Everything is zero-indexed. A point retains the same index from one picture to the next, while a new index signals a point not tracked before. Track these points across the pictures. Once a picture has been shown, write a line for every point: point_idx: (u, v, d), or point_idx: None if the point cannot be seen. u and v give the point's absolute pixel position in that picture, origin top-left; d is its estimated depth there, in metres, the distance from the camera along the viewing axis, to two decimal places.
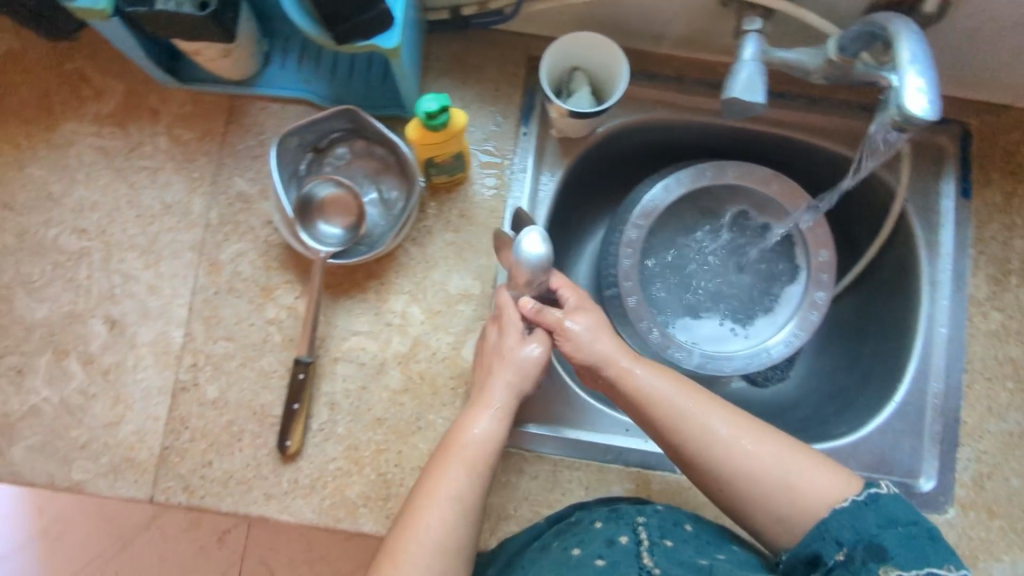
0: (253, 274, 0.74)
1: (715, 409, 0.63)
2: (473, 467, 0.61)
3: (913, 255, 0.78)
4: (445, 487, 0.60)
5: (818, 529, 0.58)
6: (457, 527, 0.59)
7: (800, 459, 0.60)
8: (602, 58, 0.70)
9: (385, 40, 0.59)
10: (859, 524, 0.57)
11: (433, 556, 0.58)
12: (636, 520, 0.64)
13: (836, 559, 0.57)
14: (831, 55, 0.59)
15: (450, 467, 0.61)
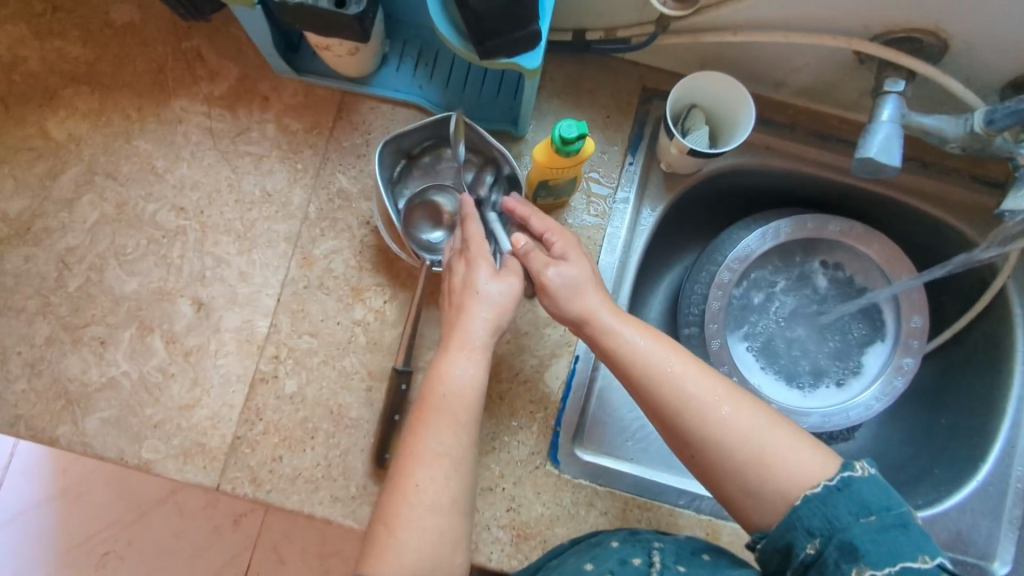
0: (345, 272, 0.73)
1: (712, 381, 0.59)
2: (461, 420, 0.58)
3: (1009, 332, 0.76)
4: (431, 441, 0.57)
5: (789, 517, 0.55)
6: (452, 483, 0.57)
7: (772, 438, 0.57)
8: (725, 100, 0.70)
9: (528, 60, 0.59)
10: (831, 513, 0.53)
11: (430, 517, 0.56)
12: (651, 544, 0.63)
13: (809, 552, 0.54)
14: (975, 127, 0.59)
15: (436, 419, 0.58)
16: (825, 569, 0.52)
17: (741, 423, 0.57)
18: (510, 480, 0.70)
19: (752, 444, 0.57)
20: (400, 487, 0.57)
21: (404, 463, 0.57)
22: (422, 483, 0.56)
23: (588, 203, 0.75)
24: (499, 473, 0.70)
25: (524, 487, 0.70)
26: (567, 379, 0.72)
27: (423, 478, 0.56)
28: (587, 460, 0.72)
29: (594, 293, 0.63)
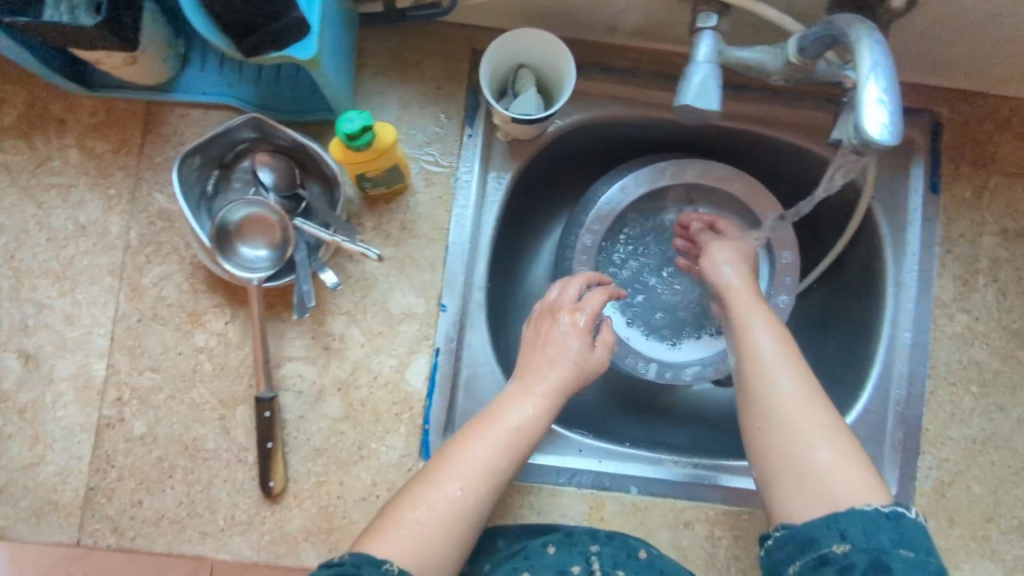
0: (178, 298, 0.69)
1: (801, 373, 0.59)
2: (508, 441, 0.60)
3: (878, 255, 0.75)
4: (474, 447, 0.59)
5: (827, 518, 0.52)
6: (482, 494, 0.58)
7: (836, 445, 0.55)
8: (548, 55, 0.64)
9: (300, 51, 0.52)
10: (872, 534, 0.51)
11: (446, 518, 0.56)
12: (589, 549, 0.64)
13: (835, 551, 0.51)
14: (791, 57, 0.54)
15: (489, 429, 0.60)
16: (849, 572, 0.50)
17: (817, 419, 0.56)
18: (384, 487, 0.68)
19: (827, 434, 0.55)
20: (417, 491, 0.57)
21: (436, 468, 0.58)
22: (450, 484, 0.57)
23: (428, 185, 0.70)
24: (372, 481, 0.68)
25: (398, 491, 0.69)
26: (430, 375, 0.69)
27: (454, 487, 0.57)
28: None
29: (741, 286, 0.65)
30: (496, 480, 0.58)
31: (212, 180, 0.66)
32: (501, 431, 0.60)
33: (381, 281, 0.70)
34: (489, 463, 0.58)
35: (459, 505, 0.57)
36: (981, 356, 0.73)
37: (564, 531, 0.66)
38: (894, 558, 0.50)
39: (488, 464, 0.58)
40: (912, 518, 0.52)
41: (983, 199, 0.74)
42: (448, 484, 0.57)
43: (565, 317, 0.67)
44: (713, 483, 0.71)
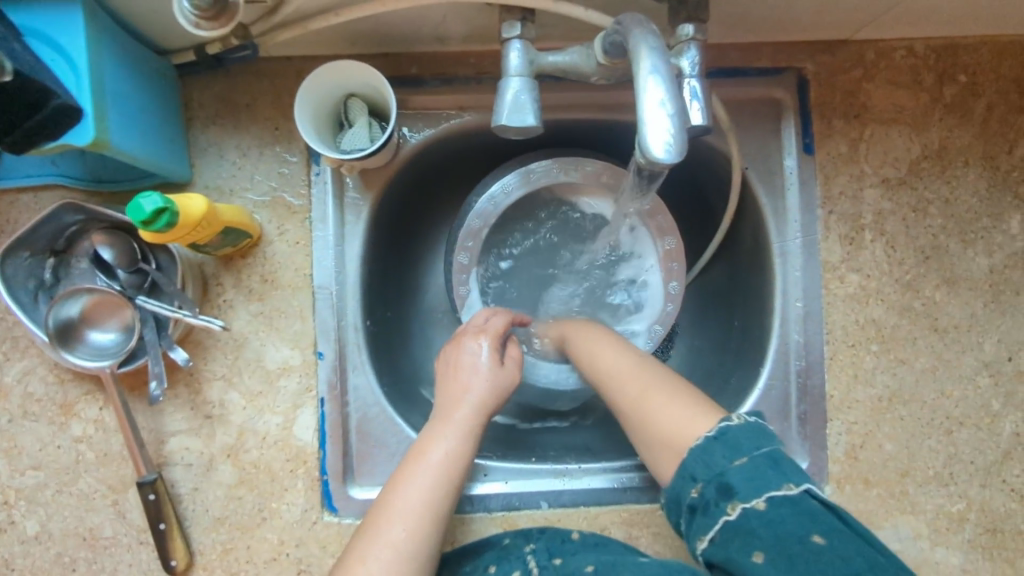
0: (47, 391, 0.66)
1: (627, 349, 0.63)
2: (438, 477, 0.57)
3: (761, 225, 0.73)
4: (408, 488, 0.56)
5: (679, 472, 0.53)
6: (427, 533, 0.55)
7: (675, 400, 0.56)
8: (373, 82, 0.61)
9: (78, 136, 0.50)
10: (710, 460, 0.51)
11: (397, 564, 0.53)
12: (525, 551, 0.65)
13: (692, 498, 0.51)
14: (598, 59, 0.51)
15: (416, 466, 0.58)
16: (706, 512, 0.50)
17: (649, 381, 0.59)
18: (292, 544, 0.67)
19: (642, 384, 0.59)
20: (360, 551, 0.54)
21: (371, 522, 0.55)
22: (392, 531, 0.54)
23: (283, 233, 0.68)
24: (278, 542, 0.67)
25: (307, 546, 0.67)
26: (318, 427, 0.68)
27: (398, 531, 0.54)
28: (363, 498, 0.68)
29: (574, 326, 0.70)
30: (438, 514, 0.56)
31: (48, 268, 0.63)
32: (428, 468, 0.57)
33: (252, 340, 0.67)
34: (426, 499, 0.56)
35: (410, 550, 0.54)
36: (878, 314, 0.71)
37: (500, 544, 0.66)
38: (733, 474, 0.49)
39: (428, 505, 0.56)
40: (736, 425, 0.51)
41: (859, 152, 0.71)
42: (391, 531, 0.54)
43: (471, 342, 0.64)
44: (624, 485, 0.70)
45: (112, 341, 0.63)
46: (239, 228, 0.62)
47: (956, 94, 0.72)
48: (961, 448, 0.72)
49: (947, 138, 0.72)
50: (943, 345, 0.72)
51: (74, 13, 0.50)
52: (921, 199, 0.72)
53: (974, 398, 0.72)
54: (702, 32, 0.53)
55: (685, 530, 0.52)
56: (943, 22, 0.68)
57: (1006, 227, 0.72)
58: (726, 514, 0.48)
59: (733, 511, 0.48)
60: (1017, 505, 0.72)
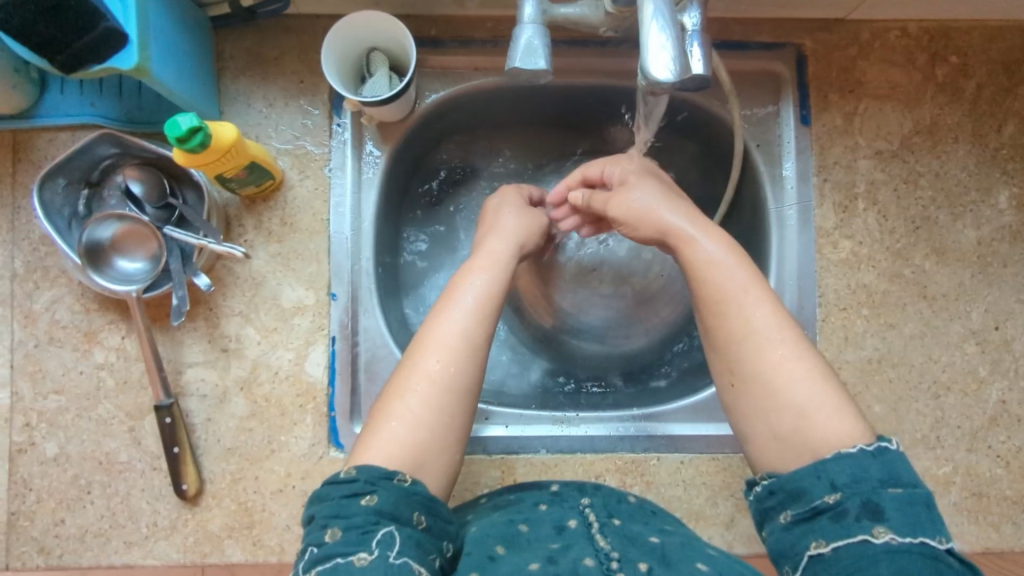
0: (73, 319, 0.70)
1: (761, 298, 0.56)
2: (472, 310, 0.59)
3: (759, 192, 0.76)
4: (446, 325, 0.58)
5: (814, 467, 0.50)
6: (459, 362, 0.57)
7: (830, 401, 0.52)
8: (395, 34, 0.66)
9: (124, 61, 0.54)
10: (860, 475, 0.49)
11: (434, 391, 0.56)
12: (581, 504, 0.62)
13: (825, 500, 0.49)
14: (608, 8, 0.55)
15: (452, 305, 0.60)
16: (843, 523, 0.48)
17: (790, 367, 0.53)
18: (298, 476, 0.70)
19: (788, 363, 0.54)
20: (397, 390, 0.57)
21: (409, 360, 0.57)
22: (426, 366, 0.56)
23: (305, 180, 0.72)
24: (285, 473, 0.70)
25: (313, 479, 0.70)
26: (329, 364, 0.71)
27: (432, 366, 0.56)
28: None
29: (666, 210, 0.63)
30: (470, 347, 0.58)
31: (81, 200, 0.67)
32: (465, 306, 0.59)
33: (269, 278, 0.71)
34: (462, 329, 0.58)
35: (449, 383, 0.56)
36: (869, 279, 0.74)
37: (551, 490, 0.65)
38: (883, 497, 0.48)
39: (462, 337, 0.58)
40: (897, 451, 0.49)
41: (853, 125, 0.75)
42: (422, 365, 0.57)
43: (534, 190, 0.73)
44: (620, 433, 0.73)
45: (139, 267, 0.67)
46: (263, 167, 0.65)
47: (947, 73, 0.76)
48: (948, 412, 0.74)
49: (939, 116, 0.75)
50: (932, 312, 0.74)
51: None
52: (913, 172, 0.75)
53: (961, 364, 0.74)
54: None
55: (781, 519, 0.51)
56: (935, 2, 0.72)
57: (995, 201, 0.75)
58: (871, 536, 0.46)
59: (878, 534, 0.46)
60: (1001, 471, 0.73)
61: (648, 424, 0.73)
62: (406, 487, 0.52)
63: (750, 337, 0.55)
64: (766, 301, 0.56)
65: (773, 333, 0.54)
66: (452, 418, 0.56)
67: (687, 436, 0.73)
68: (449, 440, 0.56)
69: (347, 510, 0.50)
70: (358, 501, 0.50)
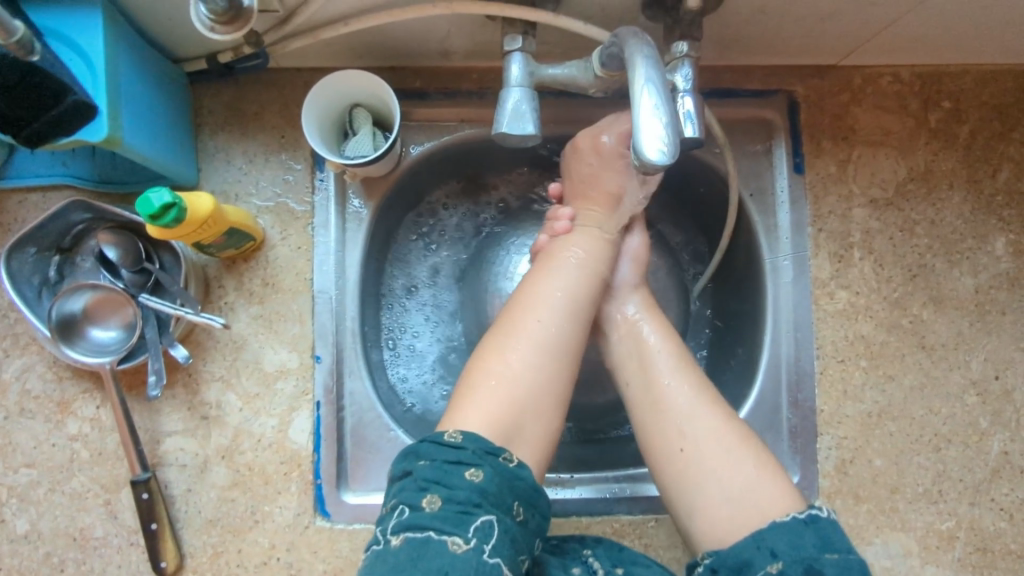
0: (44, 389, 0.67)
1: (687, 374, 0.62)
2: (561, 299, 0.61)
3: (753, 242, 0.74)
4: (551, 286, 0.62)
5: (753, 539, 0.53)
6: (557, 325, 0.60)
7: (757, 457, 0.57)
8: (378, 92, 0.64)
9: (92, 132, 0.51)
10: (797, 541, 0.52)
11: (517, 381, 0.57)
12: (585, 555, 0.61)
13: (768, 571, 0.51)
14: (596, 70, 0.53)
15: (556, 273, 0.63)
16: None
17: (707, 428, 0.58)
18: (283, 548, 0.67)
19: (727, 436, 0.58)
20: (496, 346, 0.59)
21: (490, 347, 0.59)
22: (534, 325, 0.60)
23: (287, 238, 0.69)
24: (269, 546, 0.67)
25: (298, 551, 0.67)
26: (314, 430, 0.68)
27: (533, 329, 0.60)
28: (355, 503, 0.68)
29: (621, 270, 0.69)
30: (577, 314, 0.62)
31: (53, 266, 0.64)
32: (572, 271, 0.63)
33: (251, 341, 0.68)
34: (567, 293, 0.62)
35: (547, 348, 0.59)
36: (867, 330, 0.73)
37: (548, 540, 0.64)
38: (822, 563, 0.50)
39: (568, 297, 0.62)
40: (828, 517, 0.53)
41: (847, 172, 0.74)
42: (529, 325, 0.60)
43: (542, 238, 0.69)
44: (617, 495, 0.70)
45: (113, 337, 0.64)
46: (242, 231, 0.63)
47: (940, 119, 0.75)
48: (950, 465, 0.72)
49: (932, 162, 0.74)
50: (931, 362, 0.73)
51: (93, 15, 0.52)
52: (908, 219, 0.74)
53: (962, 416, 0.73)
54: (696, 49, 0.56)
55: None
56: (927, 50, 0.71)
57: (991, 248, 0.74)
58: None
59: None
60: (1006, 525, 0.72)
61: (646, 485, 0.71)
62: (511, 466, 0.52)
63: (682, 412, 0.60)
64: (686, 375, 0.62)
65: (693, 409, 0.59)
66: (549, 378, 0.58)
67: None
68: (546, 402, 0.58)
69: (450, 481, 0.50)
70: (462, 474, 0.50)
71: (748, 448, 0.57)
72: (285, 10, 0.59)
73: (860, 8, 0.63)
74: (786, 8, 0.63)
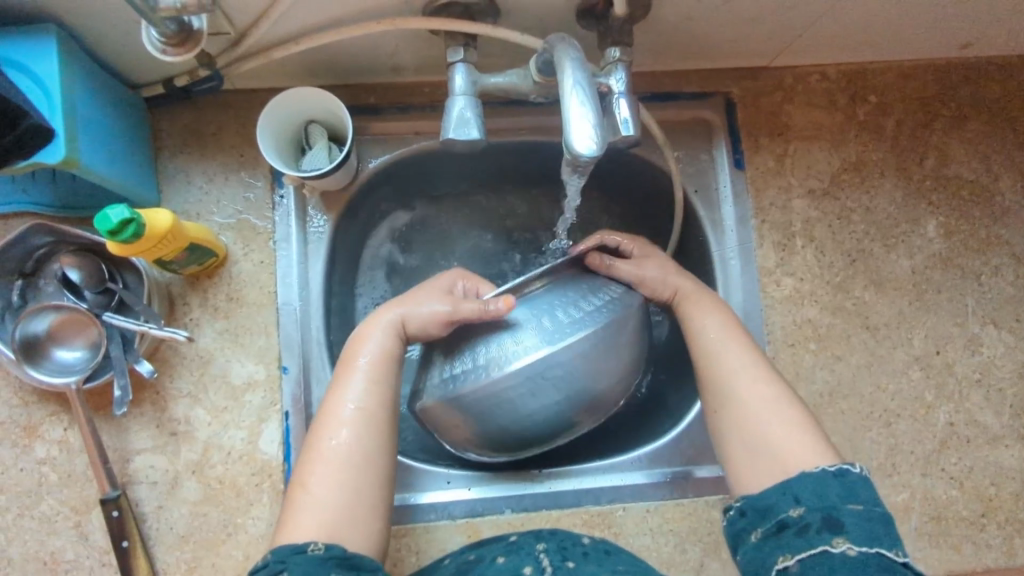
0: (10, 414, 0.67)
1: (744, 347, 0.64)
2: (374, 372, 0.61)
3: (702, 237, 0.78)
4: (342, 399, 0.59)
5: (782, 487, 0.55)
6: (365, 451, 0.58)
7: (784, 415, 0.59)
8: (332, 107, 0.66)
9: (49, 154, 0.54)
10: (824, 491, 0.53)
11: (338, 471, 0.56)
12: (536, 549, 0.61)
13: (790, 516, 0.53)
14: (535, 77, 0.57)
15: (349, 372, 0.61)
16: (805, 532, 0.52)
17: (757, 389, 0.61)
18: (257, 559, 0.67)
19: (771, 416, 0.59)
20: (331, 401, 0.60)
21: (313, 440, 0.58)
22: (334, 440, 0.57)
23: (248, 253, 0.71)
24: (243, 558, 0.67)
25: None
26: (283, 440, 0.69)
27: (334, 440, 0.57)
28: None
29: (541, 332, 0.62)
30: (376, 424, 0.59)
31: (16, 291, 0.65)
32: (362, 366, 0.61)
33: (217, 356, 0.70)
34: (358, 405, 0.59)
35: (356, 456, 0.57)
36: (813, 314, 0.76)
37: (509, 540, 0.65)
38: (845, 512, 0.52)
39: (360, 412, 0.59)
40: (859, 473, 0.54)
41: (784, 166, 0.78)
42: (325, 445, 0.57)
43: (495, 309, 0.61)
44: (584, 486, 0.73)
45: (76, 357, 0.65)
46: (203, 247, 0.65)
47: (868, 113, 0.79)
48: (901, 438, 0.76)
49: (864, 153, 0.79)
50: (876, 342, 0.77)
51: (48, 47, 0.55)
52: (845, 207, 0.78)
53: (908, 391, 0.76)
54: (628, 54, 0.59)
55: (753, 538, 0.55)
56: (848, 48, 0.76)
57: (923, 231, 0.78)
58: (829, 545, 0.50)
59: (836, 543, 0.50)
60: (957, 493, 0.75)
61: (611, 474, 0.73)
62: (319, 554, 0.52)
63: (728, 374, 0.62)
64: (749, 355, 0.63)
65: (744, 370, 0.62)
66: (366, 493, 0.57)
67: (653, 483, 0.73)
68: (363, 502, 0.56)
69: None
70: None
71: (769, 385, 0.61)
72: (236, 33, 0.62)
73: (779, 11, 0.68)
74: (712, 13, 0.68)
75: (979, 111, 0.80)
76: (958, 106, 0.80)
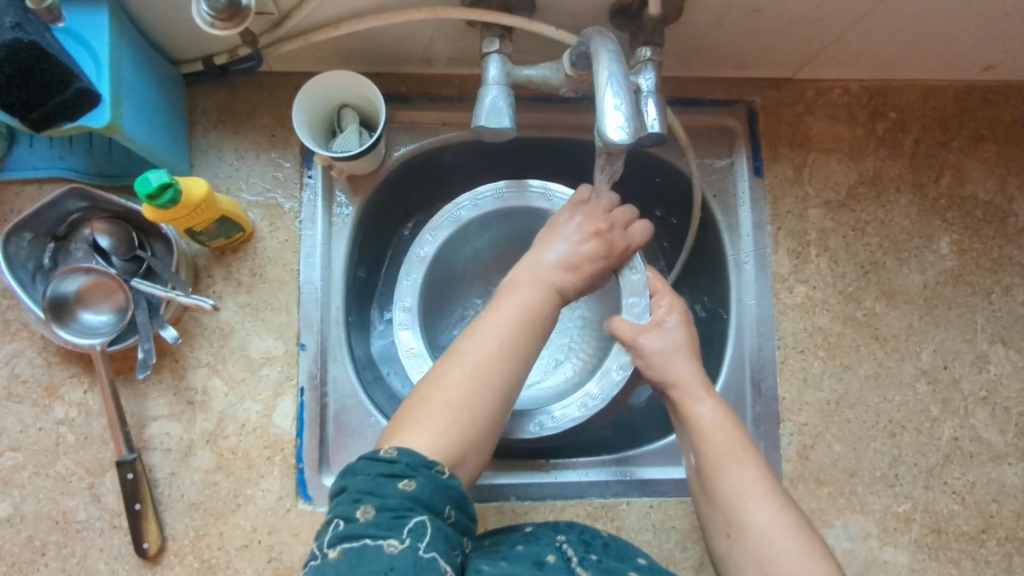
0: (33, 374, 0.69)
1: (749, 461, 0.60)
2: (524, 316, 0.62)
3: (718, 241, 0.79)
4: (495, 328, 0.61)
5: None
6: (505, 368, 0.59)
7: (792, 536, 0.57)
8: (365, 93, 0.68)
9: (95, 119, 0.55)
10: None
11: (485, 397, 0.57)
12: (557, 539, 0.63)
13: None
14: (567, 70, 0.58)
15: (498, 310, 0.62)
16: None
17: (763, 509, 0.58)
18: (264, 531, 0.68)
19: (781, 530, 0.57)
20: (479, 324, 0.61)
21: (461, 358, 0.59)
22: (477, 366, 0.58)
23: (274, 230, 0.72)
24: (251, 528, 0.68)
25: (280, 534, 0.68)
26: (297, 416, 0.70)
27: (467, 378, 0.58)
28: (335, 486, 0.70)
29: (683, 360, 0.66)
30: (519, 354, 0.60)
31: (47, 253, 0.67)
32: (519, 301, 0.63)
33: (238, 329, 0.71)
34: (492, 342, 0.59)
35: (485, 376, 0.58)
36: (824, 322, 0.77)
37: (525, 530, 0.66)
38: None
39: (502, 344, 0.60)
40: None
41: (803, 176, 0.79)
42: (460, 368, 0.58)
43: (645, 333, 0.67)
44: (592, 479, 0.74)
45: (101, 319, 0.67)
46: (235, 221, 0.67)
47: (888, 128, 0.81)
48: (905, 450, 0.76)
49: (880, 168, 0.80)
50: (884, 353, 0.78)
51: (101, 16, 0.57)
52: (860, 220, 0.79)
53: (914, 404, 0.77)
54: (658, 54, 0.61)
55: None
56: (871, 64, 0.78)
57: (936, 247, 0.79)
58: None
59: None
60: (958, 507, 0.76)
61: (617, 468, 0.74)
62: (443, 478, 0.52)
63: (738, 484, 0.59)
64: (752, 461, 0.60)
65: (756, 490, 0.59)
66: (495, 419, 0.58)
67: (657, 479, 0.74)
68: (492, 421, 0.58)
69: (382, 489, 0.51)
70: (396, 484, 0.51)
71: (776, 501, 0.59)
72: (280, 14, 0.64)
73: (806, 22, 0.70)
74: (740, 21, 0.69)
75: (996, 132, 0.82)
76: (976, 127, 0.82)
